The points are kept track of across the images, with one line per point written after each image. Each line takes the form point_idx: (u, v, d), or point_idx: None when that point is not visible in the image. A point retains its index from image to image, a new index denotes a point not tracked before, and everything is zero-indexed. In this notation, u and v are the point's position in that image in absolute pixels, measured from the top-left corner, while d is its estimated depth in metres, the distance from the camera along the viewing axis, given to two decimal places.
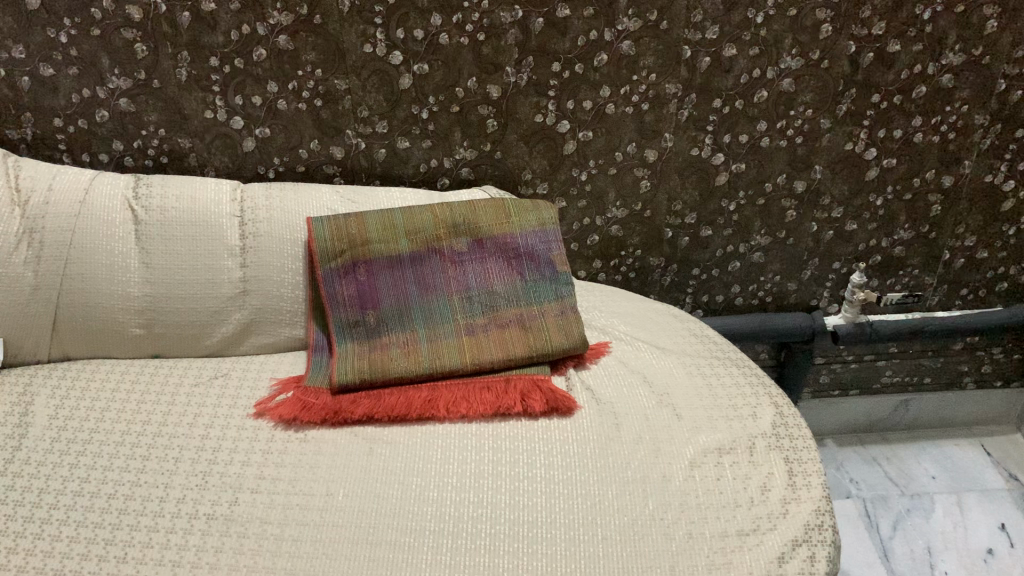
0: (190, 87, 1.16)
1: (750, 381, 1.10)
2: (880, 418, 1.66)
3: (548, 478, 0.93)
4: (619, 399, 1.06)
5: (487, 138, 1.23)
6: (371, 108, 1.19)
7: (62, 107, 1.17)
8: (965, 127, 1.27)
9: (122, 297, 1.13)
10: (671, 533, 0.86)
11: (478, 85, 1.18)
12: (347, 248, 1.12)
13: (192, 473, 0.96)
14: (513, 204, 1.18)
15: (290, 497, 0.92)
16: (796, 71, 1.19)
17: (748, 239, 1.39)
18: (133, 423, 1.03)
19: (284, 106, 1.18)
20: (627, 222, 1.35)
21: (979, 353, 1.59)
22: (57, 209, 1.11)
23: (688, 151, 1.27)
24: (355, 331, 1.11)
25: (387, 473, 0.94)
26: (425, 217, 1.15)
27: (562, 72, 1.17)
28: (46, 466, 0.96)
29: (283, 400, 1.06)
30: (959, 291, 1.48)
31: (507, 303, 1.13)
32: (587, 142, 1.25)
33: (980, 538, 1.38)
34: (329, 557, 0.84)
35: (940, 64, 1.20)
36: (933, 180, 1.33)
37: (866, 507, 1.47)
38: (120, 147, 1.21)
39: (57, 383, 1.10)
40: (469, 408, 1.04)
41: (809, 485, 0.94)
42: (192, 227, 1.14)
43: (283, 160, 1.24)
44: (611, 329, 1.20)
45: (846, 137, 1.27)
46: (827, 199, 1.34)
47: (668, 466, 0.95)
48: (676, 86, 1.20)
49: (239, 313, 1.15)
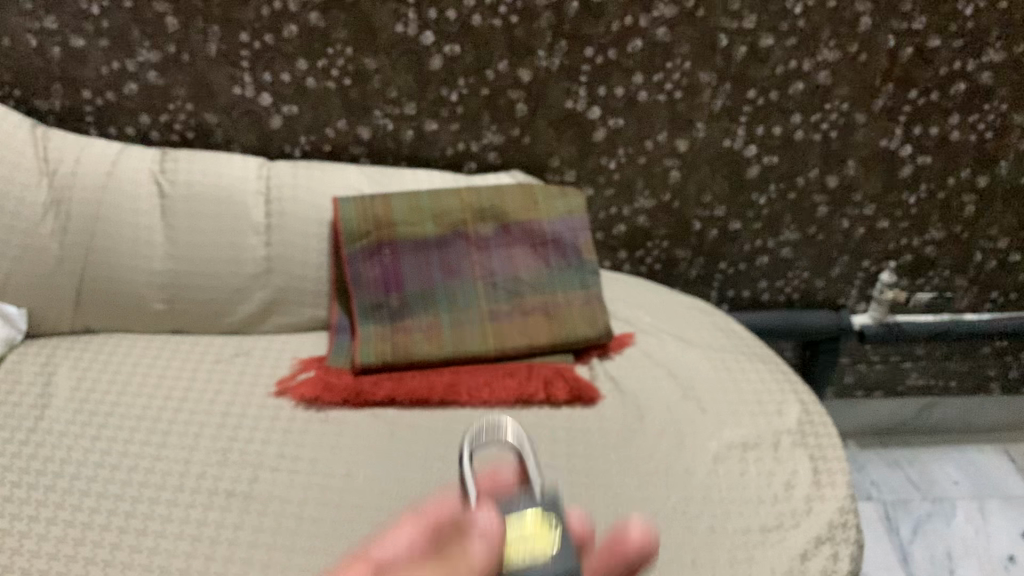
0: (220, 62, 1.15)
1: (776, 377, 1.08)
2: (904, 421, 1.64)
3: (570, 468, 0.93)
4: (642, 390, 1.05)
5: (516, 123, 1.22)
6: (400, 89, 1.18)
7: (91, 79, 1.16)
8: (1003, 126, 1.24)
9: (146, 272, 1.12)
10: (692, 527, 0.85)
11: (509, 69, 1.17)
12: (372, 229, 1.12)
13: (212, 449, 0.95)
14: (541, 190, 1.17)
15: (310, 478, 0.92)
16: (833, 63, 1.17)
17: (777, 234, 1.38)
18: (154, 398, 1.03)
19: (313, 84, 1.17)
20: (654, 213, 1.34)
21: (1007, 358, 1.57)
22: (84, 180, 1.10)
23: (720, 142, 1.25)
24: (378, 312, 1.11)
25: (408, 456, 0.94)
26: (451, 200, 1.14)
27: (595, 58, 1.16)
28: (68, 437, 0.96)
29: (304, 379, 1.06)
30: (990, 294, 1.45)
31: (532, 290, 1.13)
32: (618, 130, 1.23)
33: (1001, 544, 1.36)
34: (348, 539, 0.84)
35: (980, 61, 1.17)
36: (969, 179, 1.30)
37: (886, 510, 1.44)
38: (147, 121, 1.20)
39: (80, 355, 1.10)
40: (492, 393, 1.03)
41: (835, 483, 0.92)
42: (217, 203, 1.13)
43: (310, 139, 1.23)
44: (636, 320, 1.19)
45: (881, 132, 1.25)
46: (859, 196, 1.32)
47: (692, 460, 0.94)
48: (711, 75, 1.18)
49: (261, 293, 1.15)
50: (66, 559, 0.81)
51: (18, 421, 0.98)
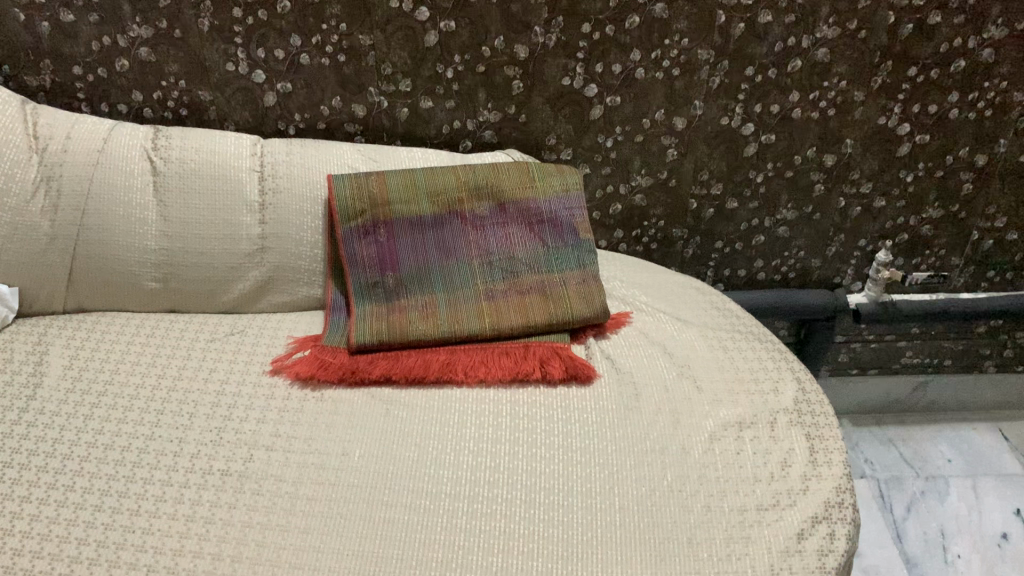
0: (212, 38, 1.13)
1: (773, 356, 1.08)
2: (898, 399, 1.65)
3: (566, 446, 0.93)
4: (638, 369, 1.04)
5: (513, 100, 1.21)
6: (395, 66, 1.17)
7: (82, 54, 1.14)
8: (1002, 104, 1.23)
9: (139, 250, 1.11)
10: (689, 506, 0.86)
11: (505, 45, 1.15)
12: (367, 207, 1.11)
13: (206, 429, 0.95)
14: (537, 169, 1.16)
15: (306, 457, 0.91)
16: (832, 40, 1.16)
17: (774, 213, 1.37)
18: (148, 377, 1.03)
19: (307, 61, 1.16)
20: (651, 191, 1.34)
21: (1002, 337, 1.57)
22: (75, 157, 1.09)
23: (718, 120, 1.25)
24: (373, 291, 1.10)
25: (404, 435, 0.94)
26: (447, 178, 1.13)
27: (593, 34, 1.15)
28: (60, 417, 0.96)
29: (300, 358, 1.05)
30: (986, 273, 1.46)
31: (528, 269, 1.12)
32: (615, 108, 1.23)
33: (994, 523, 1.37)
34: (343, 518, 0.84)
35: (981, 38, 1.16)
36: (967, 157, 1.30)
37: (880, 488, 1.45)
38: (139, 98, 1.19)
39: (73, 334, 1.09)
40: (488, 372, 1.03)
41: (830, 462, 0.92)
42: (211, 182, 1.12)
43: (305, 117, 1.22)
44: (632, 299, 1.18)
45: (880, 110, 1.24)
46: (856, 174, 1.32)
47: (688, 439, 0.94)
48: (709, 52, 1.17)
49: (256, 271, 1.14)
50: (59, 539, 0.81)
51: (10, 400, 0.97)
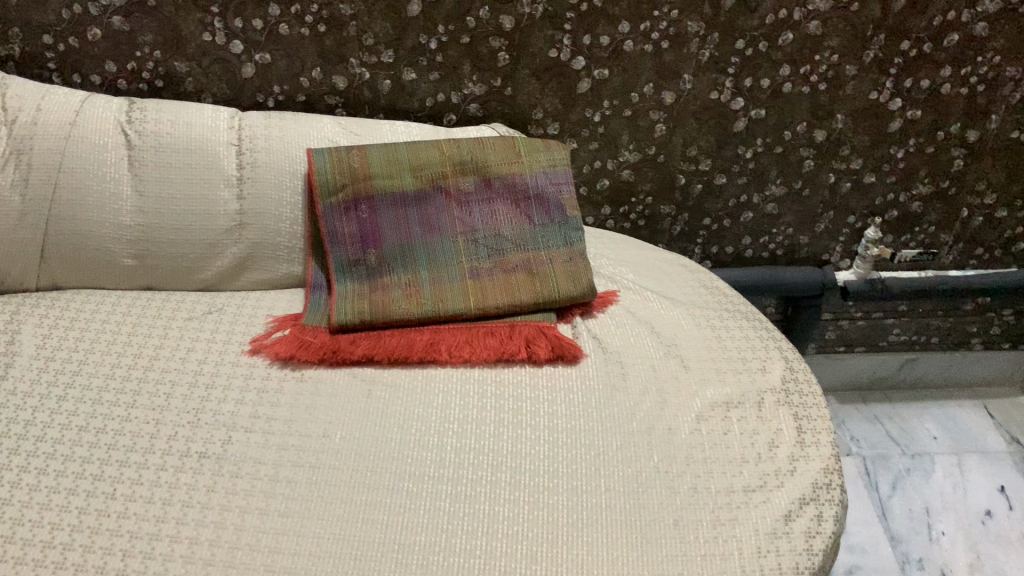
0: (188, 6, 1.10)
1: (761, 336, 1.07)
2: (884, 377, 1.64)
3: (552, 428, 0.91)
4: (624, 348, 1.03)
5: (498, 73, 1.18)
6: (377, 36, 1.14)
7: (52, 23, 1.11)
8: (995, 79, 1.21)
9: (113, 226, 1.08)
10: (676, 487, 0.84)
11: (491, 15, 1.12)
12: (349, 183, 1.08)
13: (184, 410, 0.93)
14: (524, 143, 1.13)
15: (286, 439, 0.89)
16: (825, 13, 1.14)
17: (763, 189, 1.35)
18: (123, 356, 1.00)
19: (286, 31, 1.13)
20: (639, 167, 1.31)
21: (989, 314, 1.56)
22: (46, 130, 1.06)
23: (707, 94, 1.22)
24: (355, 269, 1.08)
25: (386, 416, 0.92)
26: (431, 152, 1.10)
27: (580, 5, 1.12)
28: (33, 398, 0.93)
29: (280, 338, 1.03)
30: (974, 251, 1.45)
31: (514, 247, 1.10)
32: (603, 81, 1.20)
33: (979, 500, 1.37)
34: (323, 501, 0.82)
35: (976, 11, 1.14)
36: (958, 133, 1.28)
37: (866, 465, 1.45)
38: (113, 69, 1.15)
39: (46, 312, 1.07)
40: (472, 352, 1.01)
41: (818, 443, 0.91)
42: (187, 155, 1.09)
43: (284, 89, 1.18)
44: (620, 277, 1.16)
45: (872, 85, 1.22)
46: (847, 149, 1.30)
47: (675, 420, 0.92)
48: (699, 24, 1.14)
49: (235, 248, 1.11)
50: (31, 524, 0.79)
51: None
